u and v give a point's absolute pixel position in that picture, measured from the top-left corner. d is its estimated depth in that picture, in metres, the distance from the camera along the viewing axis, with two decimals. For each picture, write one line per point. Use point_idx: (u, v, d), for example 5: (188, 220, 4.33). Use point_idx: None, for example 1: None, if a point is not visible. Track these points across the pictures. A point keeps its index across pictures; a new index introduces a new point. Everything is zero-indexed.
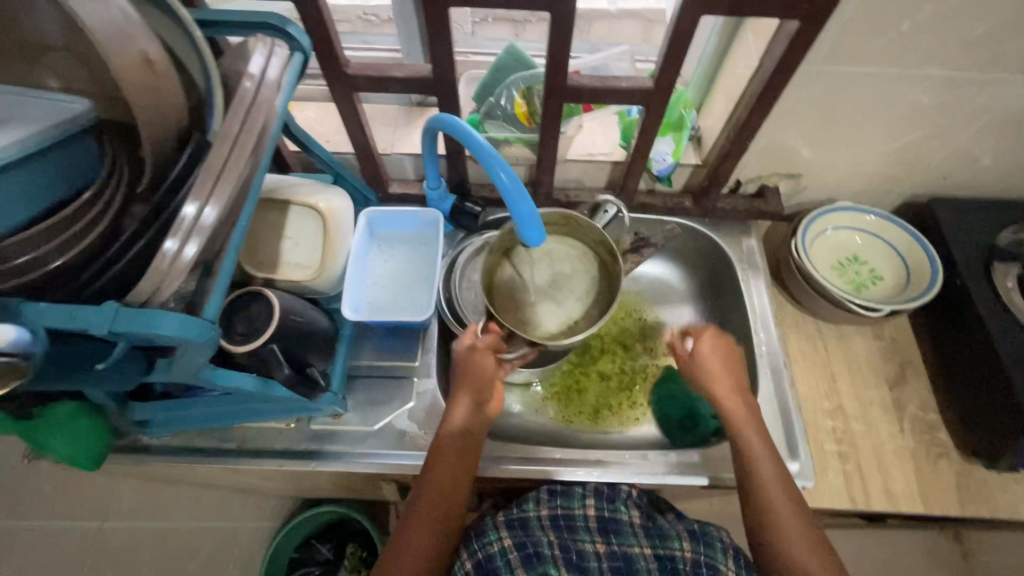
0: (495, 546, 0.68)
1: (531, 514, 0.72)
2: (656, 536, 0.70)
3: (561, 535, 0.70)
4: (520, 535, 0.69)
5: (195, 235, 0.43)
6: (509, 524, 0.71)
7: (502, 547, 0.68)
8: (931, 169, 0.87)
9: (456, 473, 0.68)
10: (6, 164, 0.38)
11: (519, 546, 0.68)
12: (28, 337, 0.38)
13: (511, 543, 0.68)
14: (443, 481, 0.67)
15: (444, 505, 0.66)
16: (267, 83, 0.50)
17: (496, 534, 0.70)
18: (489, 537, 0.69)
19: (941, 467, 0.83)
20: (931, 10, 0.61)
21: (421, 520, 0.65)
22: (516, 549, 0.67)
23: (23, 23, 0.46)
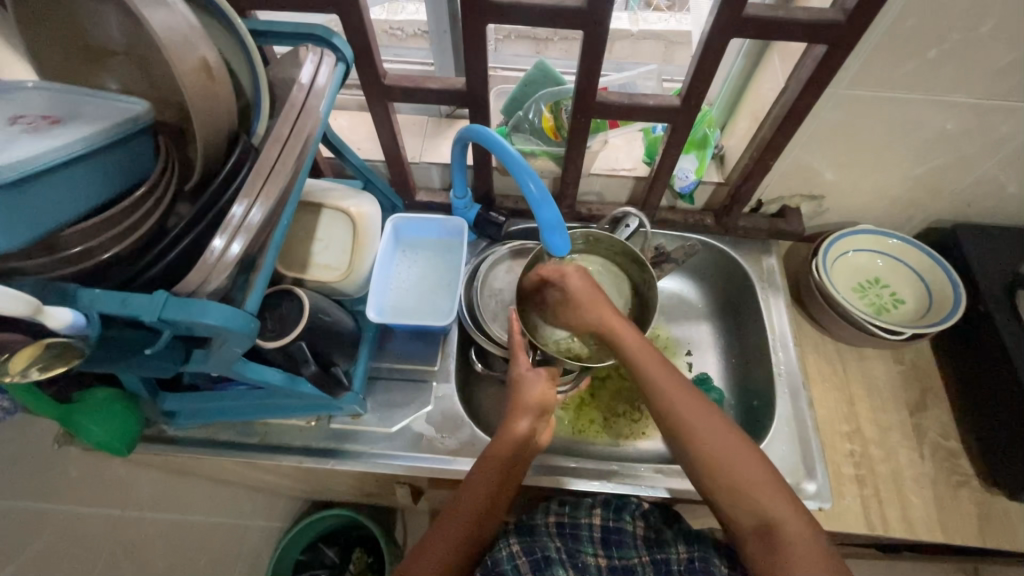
0: (503, 552, 0.68)
1: (539, 522, 0.74)
2: (655, 545, 0.71)
3: (567, 544, 0.71)
4: (527, 542, 0.70)
5: (242, 233, 0.45)
6: (517, 533, 0.72)
7: (511, 553, 0.68)
8: (955, 195, 0.87)
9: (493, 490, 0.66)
10: (71, 160, 0.39)
11: (527, 552, 0.68)
12: (83, 322, 0.41)
13: (519, 549, 0.68)
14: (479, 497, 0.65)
15: (478, 521, 0.65)
16: (315, 91, 0.53)
17: (505, 542, 0.70)
18: (498, 546, 0.69)
19: (961, 496, 0.82)
20: (958, 39, 0.62)
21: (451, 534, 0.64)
22: (524, 556, 0.67)
23: (92, 30, 0.49)
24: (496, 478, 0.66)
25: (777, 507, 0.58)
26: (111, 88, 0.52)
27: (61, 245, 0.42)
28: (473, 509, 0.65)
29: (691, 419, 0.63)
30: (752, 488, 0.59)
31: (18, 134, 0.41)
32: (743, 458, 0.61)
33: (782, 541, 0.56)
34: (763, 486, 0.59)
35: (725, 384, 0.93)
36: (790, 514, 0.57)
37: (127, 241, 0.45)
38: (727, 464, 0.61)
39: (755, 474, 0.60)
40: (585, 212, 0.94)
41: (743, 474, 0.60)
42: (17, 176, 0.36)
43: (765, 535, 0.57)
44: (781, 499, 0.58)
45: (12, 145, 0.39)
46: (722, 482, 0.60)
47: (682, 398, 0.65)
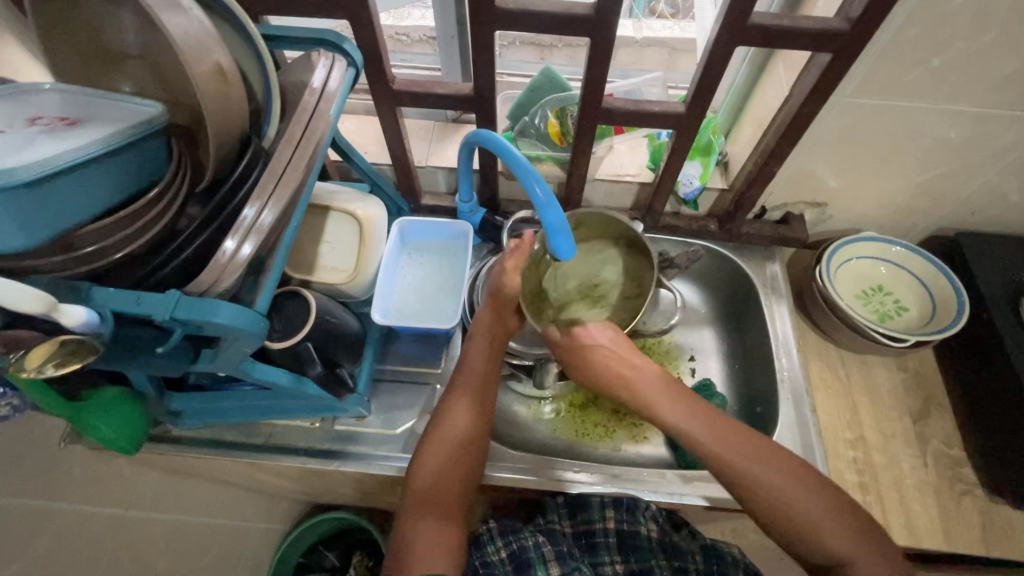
0: (527, 540, 0.73)
1: (558, 526, 0.76)
2: (671, 551, 0.74)
3: (584, 551, 0.75)
4: (550, 537, 0.74)
5: (253, 234, 0.46)
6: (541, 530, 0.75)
7: (535, 541, 0.73)
8: (958, 204, 0.87)
9: (472, 409, 0.72)
10: (88, 160, 0.40)
11: (551, 543, 0.73)
12: (97, 320, 0.42)
13: (544, 540, 0.73)
14: (461, 411, 0.71)
15: (470, 439, 0.70)
16: (326, 95, 0.54)
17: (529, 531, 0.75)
18: (522, 534, 0.74)
19: (964, 504, 0.82)
20: (961, 49, 0.63)
21: (439, 452, 0.68)
22: (546, 544, 0.73)
23: (109, 33, 0.50)
24: (475, 398, 0.72)
25: (852, 547, 0.59)
26: (125, 91, 0.53)
27: (75, 244, 0.43)
28: (457, 430, 0.70)
29: (730, 454, 0.65)
30: (817, 525, 0.60)
31: (37, 135, 0.41)
32: (803, 494, 0.62)
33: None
34: (838, 529, 0.60)
35: (729, 390, 0.93)
36: (863, 553, 0.59)
37: (140, 241, 0.45)
38: (789, 505, 0.61)
39: (820, 508, 0.61)
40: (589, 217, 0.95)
41: (806, 510, 0.61)
42: (36, 175, 0.37)
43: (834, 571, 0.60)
44: (849, 538, 0.60)
45: (33, 147, 0.40)
46: (786, 525, 0.61)
47: (709, 431, 0.67)
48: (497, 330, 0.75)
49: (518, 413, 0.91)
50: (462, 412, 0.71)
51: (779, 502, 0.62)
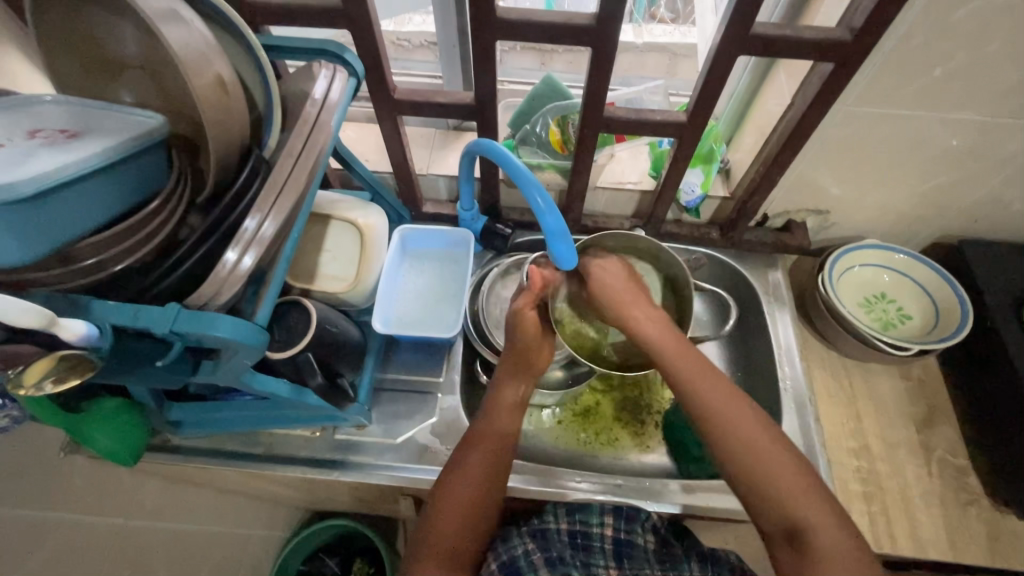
0: (518, 548, 0.68)
1: (551, 526, 0.73)
2: (668, 562, 0.70)
3: (579, 555, 0.70)
4: (541, 541, 0.70)
5: (254, 246, 0.46)
6: (532, 533, 0.72)
7: (526, 549, 0.68)
8: (961, 211, 0.87)
9: (487, 466, 0.66)
10: (90, 172, 0.40)
11: (542, 549, 0.69)
12: (95, 333, 0.42)
13: (535, 546, 0.69)
14: (476, 470, 0.66)
15: (484, 479, 0.66)
16: (327, 106, 0.54)
17: (520, 538, 0.70)
18: (513, 542, 0.69)
19: (970, 515, 0.81)
20: (964, 58, 0.63)
21: (451, 514, 0.64)
22: (540, 553, 0.68)
23: (111, 45, 0.50)
24: (492, 455, 0.67)
25: (819, 518, 0.55)
26: (126, 102, 0.53)
27: (76, 257, 0.43)
28: (469, 495, 0.65)
29: (761, 451, 0.59)
30: (792, 494, 0.57)
31: (37, 148, 0.41)
32: (784, 463, 0.58)
33: (812, 549, 0.54)
34: (803, 496, 0.57)
35: None
36: (828, 526, 0.55)
37: (140, 253, 0.45)
38: (766, 469, 0.58)
39: (797, 481, 0.57)
40: (591, 224, 0.94)
41: (772, 461, 0.58)
42: (34, 189, 0.37)
43: (795, 539, 0.55)
44: (818, 508, 0.56)
45: (31, 159, 0.40)
46: (756, 481, 0.58)
47: (754, 431, 0.60)
48: (524, 370, 0.74)
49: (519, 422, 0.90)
50: (478, 451, 0.67)
51: (759, 470, 0.58)
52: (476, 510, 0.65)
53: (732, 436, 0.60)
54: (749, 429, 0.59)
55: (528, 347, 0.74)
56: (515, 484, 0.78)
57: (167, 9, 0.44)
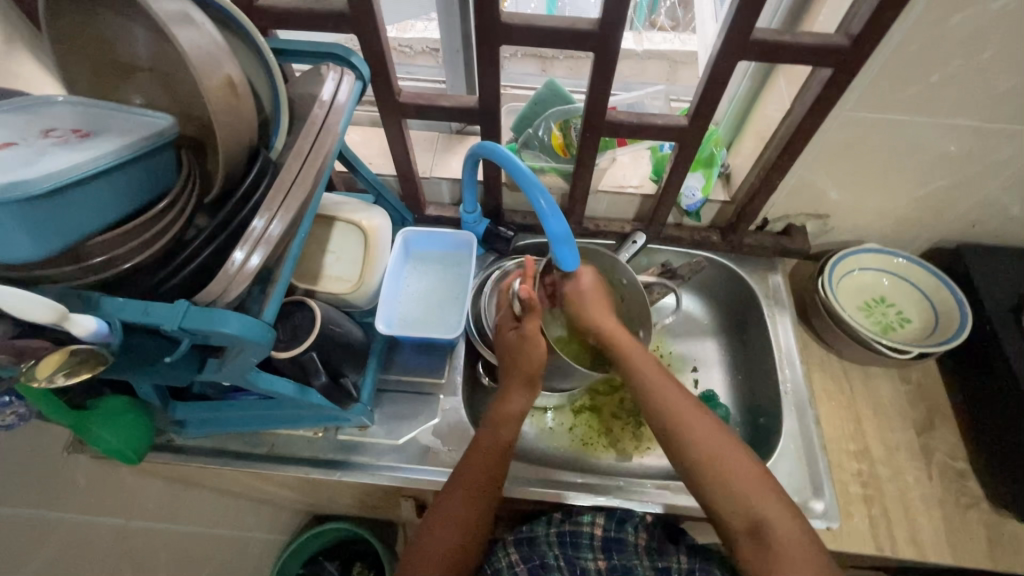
0: (503, 561, 0.75)
1: (539, 532, 0.77)
2: (655, 554, 0.73)
3: (567, 552, 0.74)
4: (526, 550, 0.75)
5: (262, 245, 0.46)
6: (517, 542, 0.77)
7: (510, 562, 0.74)
8: (959, 216, 0.88)
9: (472, 504, 0.67)
10: (105, 171, 0.41)
11: (526, 559, 0.74)
12: (106, 329, 0.43)
13: (519, 557, 0.75)
14: (460, 514, 0.66)
15: (479, 493, 0.67)
16: (335, 108, 0.55)
17: (505, 550, 0.76)
18: (498, 555, 0.76)
19: (970, 518, 0.81)
20: (960, 64, 0.64)
21: (433, 556, 0.64)
22: (522, 563, 0.74)
23: (123, 48, 0.51)
24: (475, 497, 0.67)
25: (775, 510, 0.61)
26: (136, 104, 0.54)
27: (86, 254, 0.43)
28: (457, 536, 0.66)
29: (723, 456, 0.64)
30: (752, 489, 0.62)
31: (50, 148, 0.42)
32: (738, 462, 0.64)
33: (773, 541, 0.59)
34: (758, 488, 0.62)
35: (732, 401, 0.93)
36: (779, 515, 0.61)
37: (149, 251, 0.46)
38: (720, 467, 0.64)
39: (755, 481, 0.63)
40: (592, 227, 0.95)
41: (730, 462, 0.64)
42: (47, 187, 0.37)
43: (754, 534, 0.60)
44: (772, 501, 0.61)
45: (46, 159, 0.40)
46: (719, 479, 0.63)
47: (711, 434, 0.66)
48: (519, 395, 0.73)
49: (522, 426, 0.91)
50: (473, 465, 0.69)
51: (721, 470, 0.63)
52: (461, 551, 0.66)
53: (693, 440, 0.66)
54: (712, 438, 0.66)
55: (536, 373, 0.74)
56: (516, 485, 0.78)
57: (180, 13, 0.45)
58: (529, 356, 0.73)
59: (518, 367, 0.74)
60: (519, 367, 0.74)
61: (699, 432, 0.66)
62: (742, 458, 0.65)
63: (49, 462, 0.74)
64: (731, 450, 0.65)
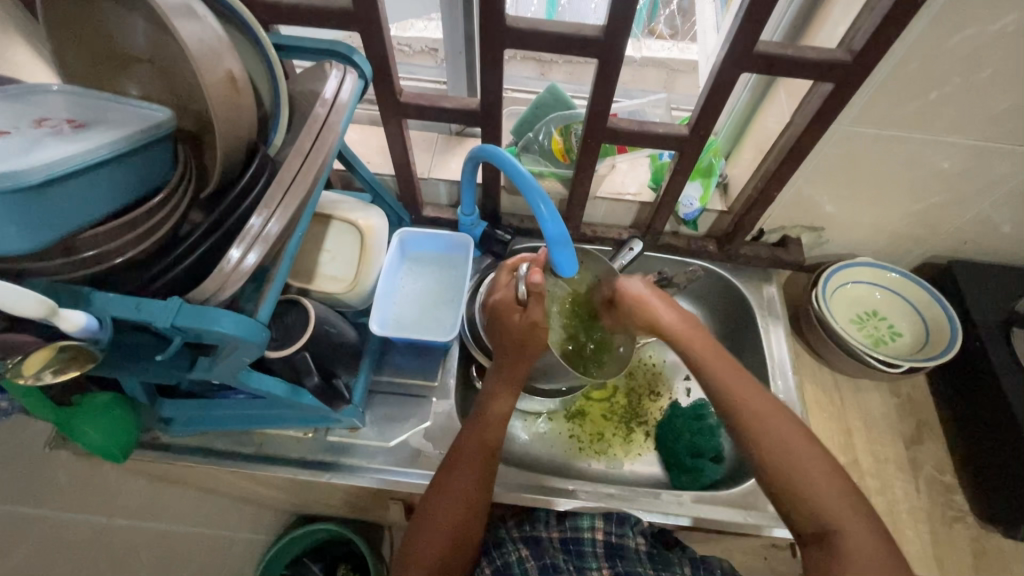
0: (512, 556, 0.72)
1: (543, 534, 0.75)
2: (659, 562, 0.71)
3: (572, 560, 0.72)
4: (534, 548, 0.73)
5: (258, 244, 0.46)
6: (524, 539, 0.75)
7: (519, 557, 0.72)
8: (952, 233, 0.89)
9: (465, 508, 0.66)
10: (101, 162, 0.40)
11: (536, 557, 0.72)
12: (96, 325, 0.42)
13: (528, 554, 0.72)
14: (461, 493, 0.66)
15: (481, 468, 0.68)
16: (337, 106, 0.54)
17: (513, 545, 0.74)
18: (507, 548, 0.74)
19: (955, 532, 0.83)
20: (958, 84, 0.65)
21: (434, 531, 0.64)
22: (532, 560, 0.71)
23: (120, 37, 0.50)
24: (475, 476, 0.67)
25: (847, 515, 0.59)
26: (131, 94, 0.53)
27: (78, 247, 0.42)
28: (455, 515, 0.65)
29: (800, 457, 0.62)
30: (829, 498, 0.60)
31: (42, 139, 0.41)
32: (813, 463, 0.62)
33: (841, 548, 0.57)
34: (836, 496, 0.60)
35: None
36: (854, 523, 0.58)
37: (142, 246, 0.45)
38: (799, 470, 0.62)
39: (833, 489, 0.60)
40: (590, 233, 0.95)
41: (809, 470, 0.61)
42: (39, 178, 0.36)
43: (824, 539, 0.59)
44: (843, 505, 0.60)
45: (38, 149, 0.39)
46: (795, 488, 0.61)
47: (795, 436, 0.64)
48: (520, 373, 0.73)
49: (516, 430, 0.90)
50: (474, 448, 0.69)
51: (798, 470, 0.62)
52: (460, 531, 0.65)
53: (766, 436, 0.64)
54: (787, 436, 0.63)
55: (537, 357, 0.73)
56: (510, 490, 0.77)
57: (181, 4, 0.44)
58: (531, 334, 0.71)
59: (516, 339, 0.71)
60: (517, 337, 0.71)
61: (780, 431, 0.64)
62: (819, 462, 0.62)
63: (28, 457, 0.72)
64: (806, 454, 0.62)
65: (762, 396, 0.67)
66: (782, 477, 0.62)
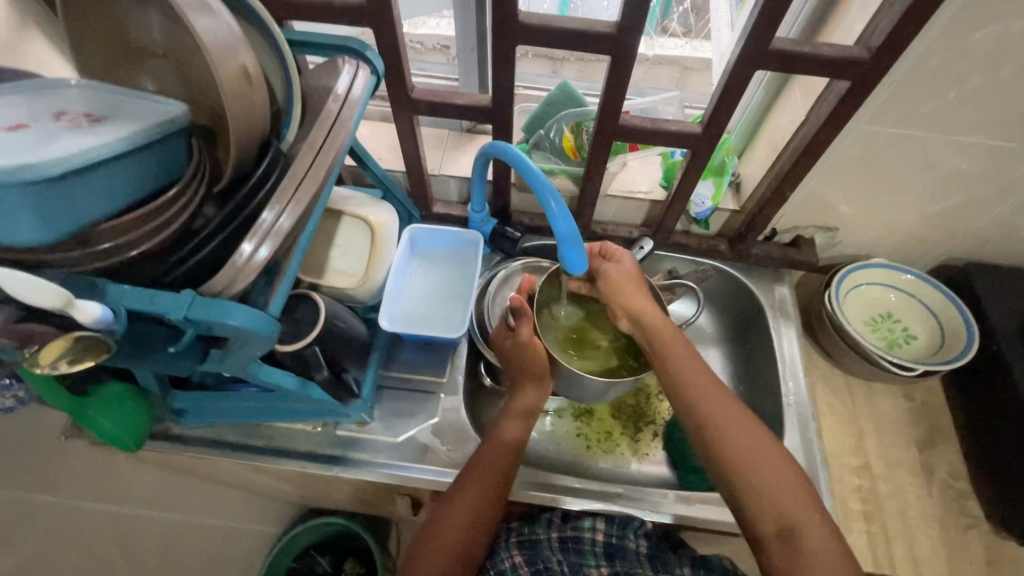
0: (506, 563, 0.73)
1: (541, 536, 0.75)
2: (659, 564, 0.70)
3: (569, 559, 0.72)
4: (529, 552, 0.74)
5: (270, 238, 0.46)
6: (520, 544, 0.75)
7: (513, 563, 0.72)
8: (970, 235, 0.87)
9: (474, 522, 0.66)
10: (117, 156, 0.40)
11: (529, 562, 0.72)
12: (109, 317, 0.42)
13: (521, 560, 0.73)
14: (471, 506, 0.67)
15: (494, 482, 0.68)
16: (349, 102, 0.54)
17: (508, 552, 0.74)
18: (502, 556, 0.74)
19: (969, 539, 0.82)
20: (979, 82, 0.63)
21: (439, 547, 0.65)
22: (525, 565, 0.72)
23: (137, 32, 0.51)
24: (489, 489, 0.68)
25: (807, 513, 0.58)
26: (147, 88, 0.54)
27: (94, 239, 0.42)
28: (462, 528, 0.66)
29: (755, 453, 0.62)
30: (790, 497, 0.59)
31: (60, 132, 0.41)
32: (771, 460, 0.61)
33: (806, 546, 0.56)
34: (798, 493, 0.60)
35: None
36: (815, 519, 0.58)
37: (156, 239, 0.45)
38: (759, 464, 0.61)
39: (791, 486, 0.60)
40: (600, 231, 0.95)
41: (768, 468, 0.61)
42: (57, 171, 0.37)
43: (786, 536, 0.57)
44: (807, 506, 0.59)
45: (55, 142, 0.40)
46: (759, 484, 0.60)
47: (746, 430, 0.63)
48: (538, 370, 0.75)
49: None
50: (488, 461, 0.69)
51: (757, 467, 0.61)
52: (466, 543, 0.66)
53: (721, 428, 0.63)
54: (742, 431, 0.63)
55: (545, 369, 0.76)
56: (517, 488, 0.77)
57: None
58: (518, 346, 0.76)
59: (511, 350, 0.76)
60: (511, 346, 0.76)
61: (735, 426, 0.63)
62: (774, 460, 0.62)
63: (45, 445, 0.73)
64: (763, 451, 0.62)
65: (714, 387, 0.67)
66: (744, 472, 0.61)
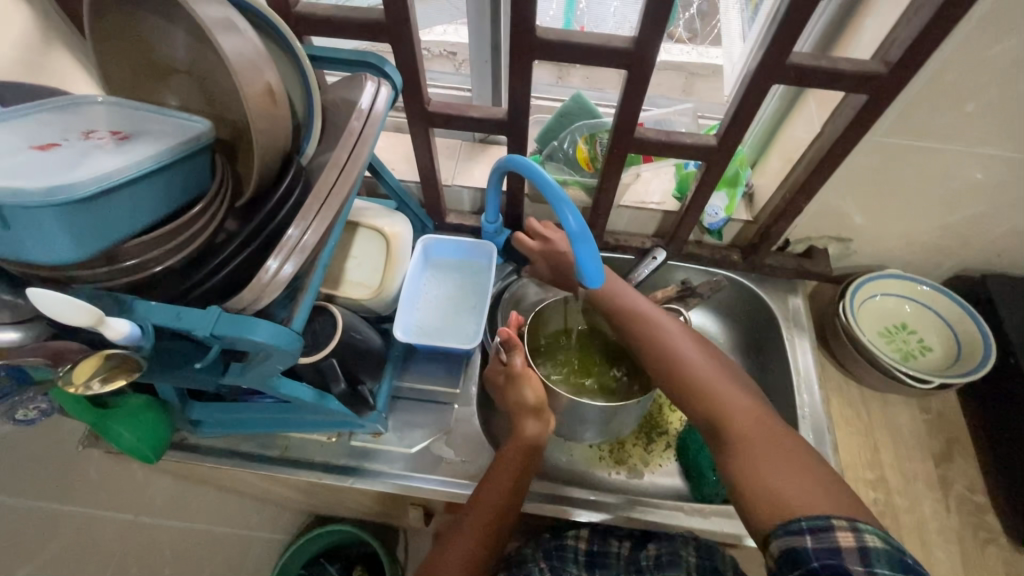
0: None
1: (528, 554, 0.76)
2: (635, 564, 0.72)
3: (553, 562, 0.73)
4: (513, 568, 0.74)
5: (295, 255, 0.46)
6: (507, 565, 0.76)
7: None
8: (986, 245, 0.87)
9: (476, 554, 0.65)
10: (146, 174, 0.41)
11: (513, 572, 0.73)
12: (138, 334, 0.43)
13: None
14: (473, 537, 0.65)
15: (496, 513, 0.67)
16: (371, 118, 0.55)
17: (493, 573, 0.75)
18: None
19: (988, 554, 0.81)
20: (997, 94, 0.63)
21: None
22: None
23: (162, 50, 0.51)
24: (492, 520, 0.66)
25: (731, 400, 0.62)
26: (170, 104, 0.54)
27: (120, 256, 0.43)
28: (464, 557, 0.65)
29: (680, 354, 0.67)
30: (715, 388, 0.63)
31: (88, 150, 0.42)
32: (698, 360, 0.66)
33: (731, 434, 0.60)
34: (722, 386, 0.64)
35: None
36: (739, 405, 0.62)
37: (181, 255, 0.46)
38: (682, 362, 0.66)
39: (717, 377, 0.64)
40: (612, 242, 0.95)
41: (693, 365, 0.66)
42: (88, 191, 0.37)
43: (717, 428, 0.62)
44: (732, 395, 0.63)
45: (84, 162, 0.40)
46: (687, 384, 0.65)
47: (673, 333, 0.69)
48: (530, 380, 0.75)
49: None
50: (493, 492, 0.68)
51: (682, 365, 0.66)
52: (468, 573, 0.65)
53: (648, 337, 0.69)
54: (667, 341, 0.69)
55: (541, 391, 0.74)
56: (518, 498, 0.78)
57: (223, 19, 0.45)
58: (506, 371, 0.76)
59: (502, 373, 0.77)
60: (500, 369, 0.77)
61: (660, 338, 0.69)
62: (703, 361, 0.66)
63: (62, 455, 0.74)
64: (696, 354, 0.67)
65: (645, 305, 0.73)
66: (671, 375, 0.66)
